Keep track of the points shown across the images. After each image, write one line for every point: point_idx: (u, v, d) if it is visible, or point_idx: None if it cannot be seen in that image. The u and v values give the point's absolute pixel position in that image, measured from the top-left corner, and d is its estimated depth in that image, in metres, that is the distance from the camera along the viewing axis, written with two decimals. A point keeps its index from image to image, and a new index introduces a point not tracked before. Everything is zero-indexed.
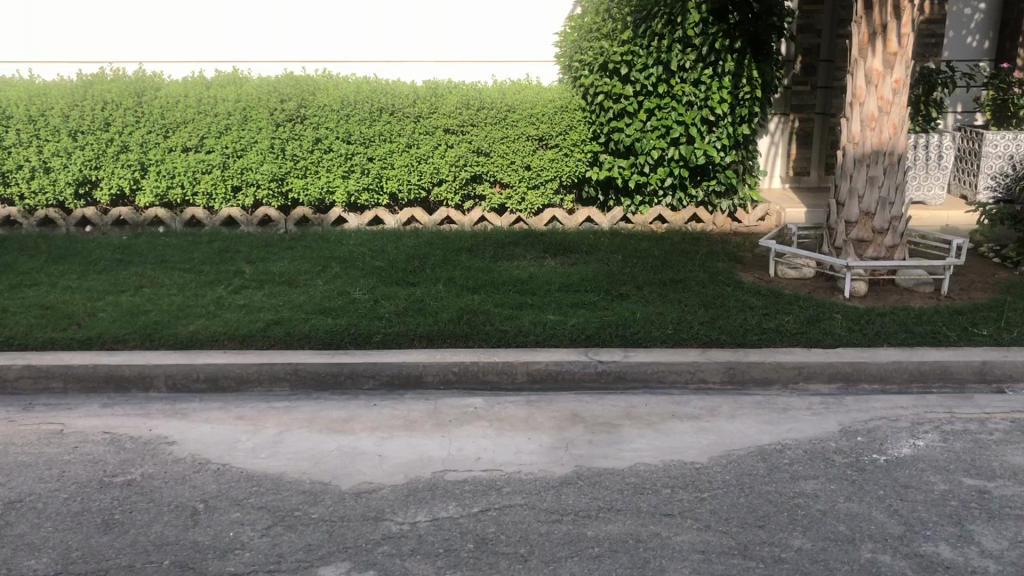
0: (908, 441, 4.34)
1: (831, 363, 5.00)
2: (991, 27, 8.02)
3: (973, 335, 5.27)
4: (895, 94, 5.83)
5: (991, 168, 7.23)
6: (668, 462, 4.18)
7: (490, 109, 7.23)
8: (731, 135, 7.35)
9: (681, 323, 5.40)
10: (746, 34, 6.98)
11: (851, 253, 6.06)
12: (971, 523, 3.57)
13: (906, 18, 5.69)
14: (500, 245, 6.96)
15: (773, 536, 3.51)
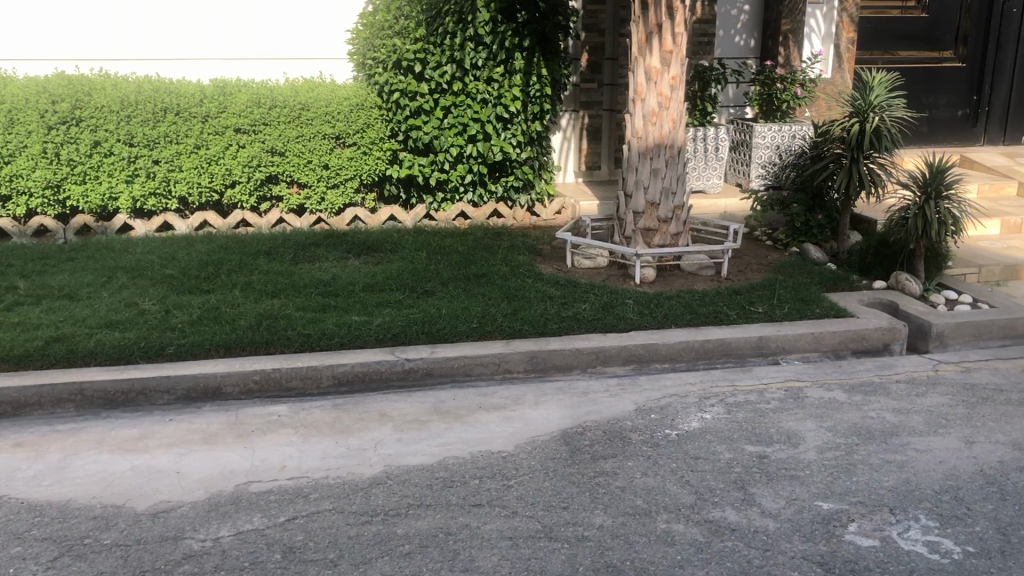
0: (696, 415, 4.63)
1: (625, 346, 5.24)
2: (755, 27, 8.67)
3: (750, 312, 5.69)
4: (673, 90, 6.19)
5: (761, 158, 7.83)
6: (475, 453, 4.25)
7: (283, 108, 7.05)
8: (525, 132, 7.55)
9: (485, 317, 5.50)
10: (535, 31, 7.36)
11: (641, 241, 6.39)
12: (752, 487, 3.86)
13: (679, 18, 6.04)
14: (300, 246, 6.81)
15: (576, 516, 3.65)
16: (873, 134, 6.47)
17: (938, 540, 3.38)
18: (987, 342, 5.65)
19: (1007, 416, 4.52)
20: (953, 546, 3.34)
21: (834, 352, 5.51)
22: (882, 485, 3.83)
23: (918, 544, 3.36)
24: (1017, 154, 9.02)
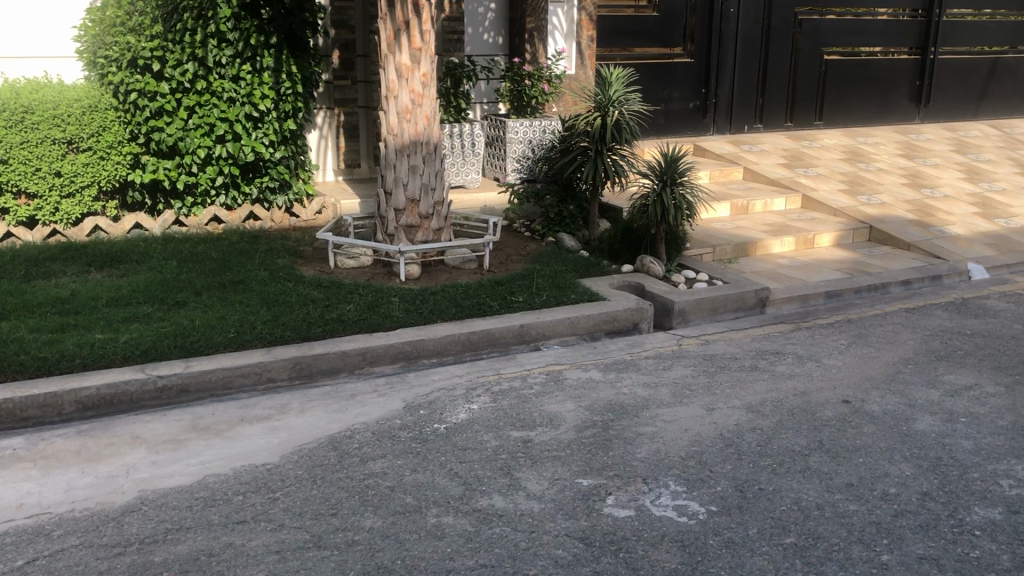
0: (464, 407, 4.71)
1: (392, 344, 5.23)
2: (502, 25, 8.91)
3: (511, 302, 5.85)
4: (424, 87, 6.23)
5: (515, 153, 8.06)
6: (239, 468, 4.08)
7: (4, 112, 6.38)
8: (278, 130, 7.31)
9: (243, 325, 5.28)
10: (282, 28, 7.16)
11: (403, 238, 6.39)
12: (518, 471, 3.97)
13: (426, 16, 6.10)
14: (32, 262, 6.23)
15: (345, 521, 3.60)
16: (613, 127, 6.86)
17: (685, 504, 3.63)
18: (723, 316, 6.16)
19: (742, 381, 4.94)
20: (698, 507, 3.60)
21: (590, 335, 5.79)
22: (635, 457, 4.06)
23: (668, 509, 3.60)
24: (741, 142, 9.88)
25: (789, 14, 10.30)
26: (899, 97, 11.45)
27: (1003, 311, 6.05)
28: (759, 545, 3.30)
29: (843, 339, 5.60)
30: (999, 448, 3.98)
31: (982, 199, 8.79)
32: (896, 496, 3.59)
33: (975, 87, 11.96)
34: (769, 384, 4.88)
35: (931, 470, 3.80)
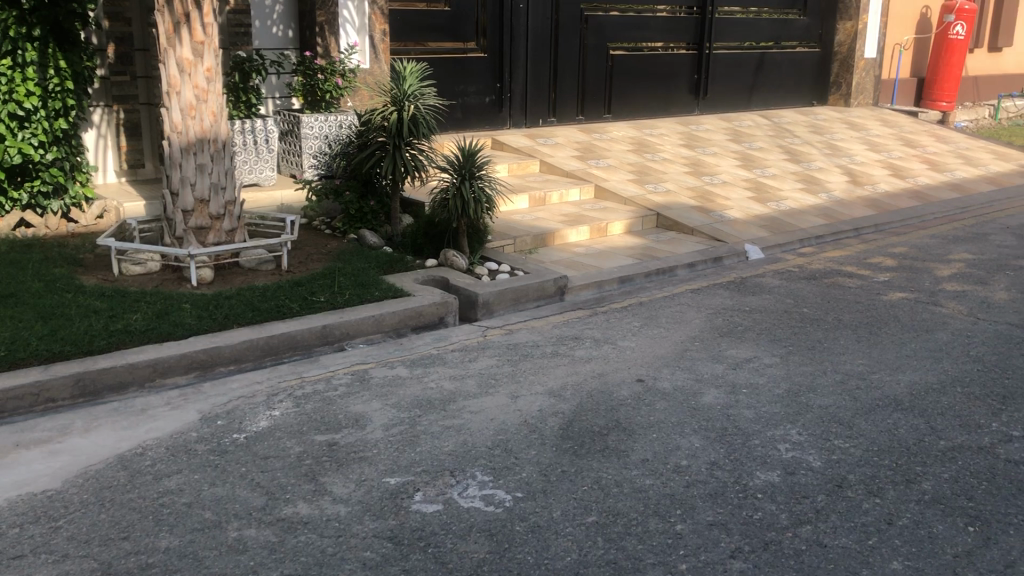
0: (265, 414, 4.54)
1: (185, 353, 4.96)
2: (291, 18, 8.69)
3: (312, 303, 5.71)
4: (208, 83, 5.96)
5: (311, 149, 7.85)
6: (14, 499, 3.75)
7: None
8: (48, 130, 6.77)
9: (16, 342, 4.84)
10: (46, 19, 6.65)
11: (194, 241, 6.08)
12: (323, 476, 3.88)
13: (207, 9, 5.83)
14: None
15: (138, 544, 3.39)
16: (410, 122, 6.83)
17: (492, 493, 3.68)
18: (525, 305, 6.29)
19: (543, 368, 5.07)
20: (504, 495, 3.66)
21: (394, 331, 5.74)
22: (442, 451, 4.07)
23: (475, 500, 3.63)
24: (536, 135, 10.13)
25: (575, 10, 10.64)
26: (679, 90, 12.10)
27: (777, 288, 6.53)
28: (563, 526, 3.39)
29: (636, 321, 5.86)
30: (776, 414, 4.28)
31: (756, 184, 9.45)
32: (687, 467, 3.79)
33: (746, 80, 12.85)
34: (569, 369, 5.03)
35: (718, 441, 4.02)
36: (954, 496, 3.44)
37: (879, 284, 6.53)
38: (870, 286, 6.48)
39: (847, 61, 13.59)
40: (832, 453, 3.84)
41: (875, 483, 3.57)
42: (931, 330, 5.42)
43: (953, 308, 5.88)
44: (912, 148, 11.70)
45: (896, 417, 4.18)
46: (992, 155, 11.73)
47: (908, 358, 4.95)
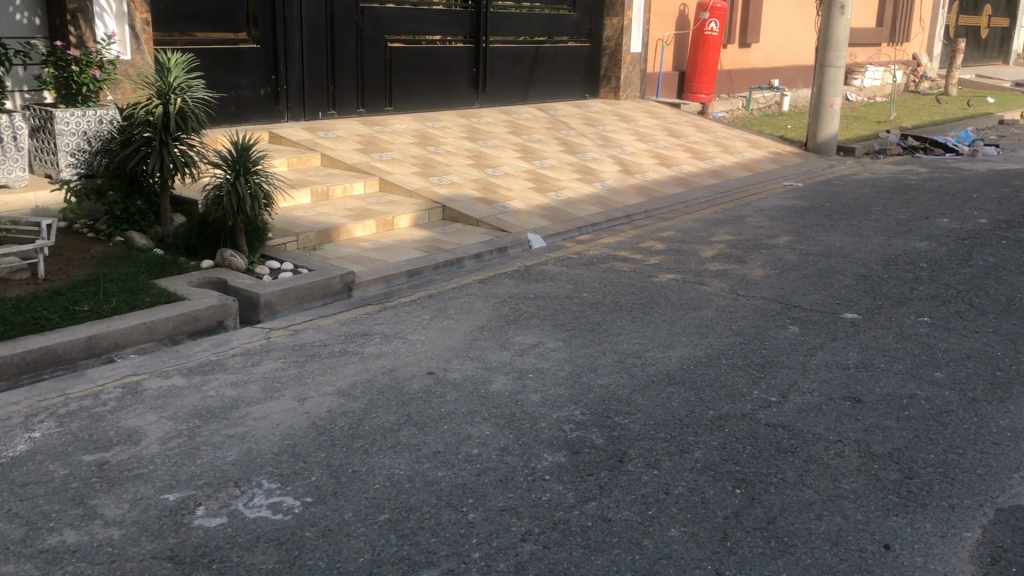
0: (23, 437, 4.15)
1: None
2: (38, 5, 7.97)
3: (75, 313, 5.27)
4: None
5: (67, 146, 7.24)
6: None
7: None
8: None
9: None
10: None
11: None
12: (92, 499, 3.60)
13: None
14: None
15: None
16: (177, 115, 6.45)
17: (280, 500, 3.55)
18: (310, 303, 6.13)
19: (331, 367, 4.96)
20: (293, 501, 3.54)
21: (170, 338, 5.42)
22: (225, 462, 3.88)
23: (262, 509, 3.49)
24: (316, 128, 9.89)
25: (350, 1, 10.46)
26: (459, 83, 12.21)
27: (558, 274, 6.74)
28: (354, 527, 3.33)
29: (424, 314, 5.86)
30: (561, 396, 4.41)
31: (535, 175, 9.72)
32: (478, 455, 3.83)
33: (522, 73, 13.17)
34: (358, 366, 4.95)
35: (507, 427, 4.09)
36: (723, 462, 3.69)
37: (651, 267, 6.89)
38: (643, 269, 6.83)
39: (615, 55, 14.24)
40: (614, 430, 4.01)
41: (652, 455, 3.76)
42: (698, 308, 5.79)
43: (717, 286, 6.31)
44: (676, 138, 12.44)
45: (670, 391, 4.43)
46: (746, 143, 12.70)
47: (679, 335, 5.26)
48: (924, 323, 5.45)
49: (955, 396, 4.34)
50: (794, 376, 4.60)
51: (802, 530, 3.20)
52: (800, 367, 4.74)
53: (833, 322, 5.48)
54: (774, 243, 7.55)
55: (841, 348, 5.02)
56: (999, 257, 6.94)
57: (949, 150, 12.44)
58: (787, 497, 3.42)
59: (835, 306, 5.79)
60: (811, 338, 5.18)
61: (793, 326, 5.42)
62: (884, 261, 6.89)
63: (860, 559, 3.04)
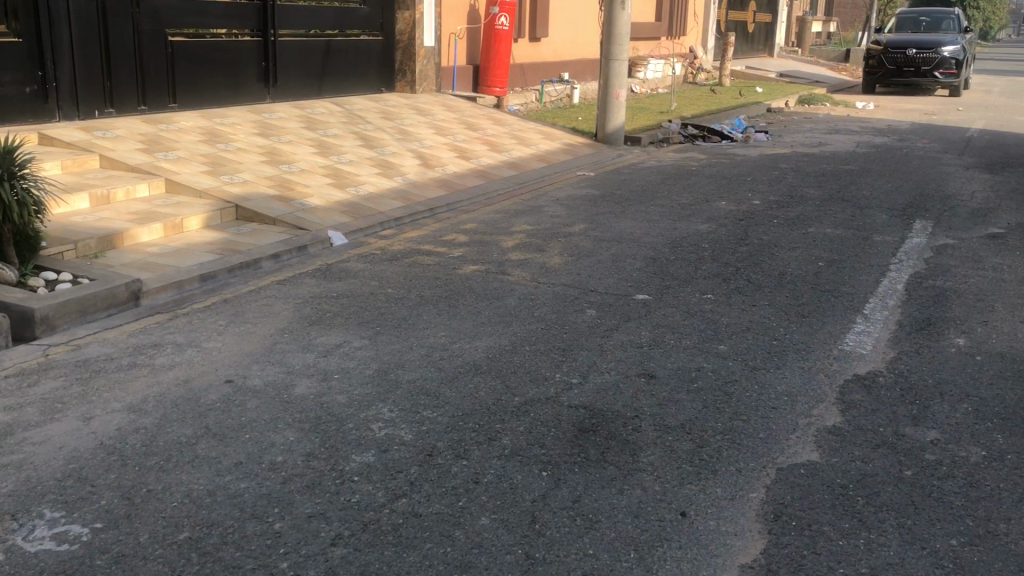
0: None
1: None
2: None
3: None
4: None
5: None
6: None
7: None
8: None
9: None
10: None
11: None
12: None
13: None
14: None
15: None
16: None
17: (65, 530, 3.29)
18: (93, 316, 5.72)
19: (119, 382, 4.64)
20: (80, 529, 3.29)
21: None
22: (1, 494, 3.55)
23: (44, 541, 3.22)
24: (92, 128, 9.22)
25: None
26: (248, 78, 11.77)
27: (361, 271, 6.65)
28: (151, 550, 3.14)
29: (221, 320, 5.61)
30: (367, 395, 4.35)
31: (333, 171, 9.54)
32: (283, 463, 3.71)
33: (315, 67, 12.87)
34: (149, 379, 4.67)
35: (312, 431, 3.99)
36: (528, 446, 3.77)
37: (454, 259, 6.93)
38: (445, 262, 6.85)
39: (409, 49, 14.21)
40: (421, 425, 4.00)
41: (460, 446, 3.79)
42: (501, 297, 5.88)
43: (518, 275, 6.44)
44: (473, 131, 12.58)
45: (476, 381, 4.47)
46: (540, 135, 13.04)
47: (483, 325, 5.32)
48: (709, 300, 5.81)
49: (737, 367, 4.66)
50: (593, 358, 4.78)
51: (606, 506, 3.33)
52: (598, 349, 4.92)
53: (628, 304, 5.73)
54: (570, 231, 7.79)
55: (635, 328, 5.26)
56: (771, 235, 7.50)
57: (725, 137, 13.30)
58: (590, 475, 3.54)
59: (628, 288, 6.05)
60: (607, 320, 5.39)
61: (591, 309, 5.61)
62: (671, 244, 7.27)
63: (659, 528, 3.19)
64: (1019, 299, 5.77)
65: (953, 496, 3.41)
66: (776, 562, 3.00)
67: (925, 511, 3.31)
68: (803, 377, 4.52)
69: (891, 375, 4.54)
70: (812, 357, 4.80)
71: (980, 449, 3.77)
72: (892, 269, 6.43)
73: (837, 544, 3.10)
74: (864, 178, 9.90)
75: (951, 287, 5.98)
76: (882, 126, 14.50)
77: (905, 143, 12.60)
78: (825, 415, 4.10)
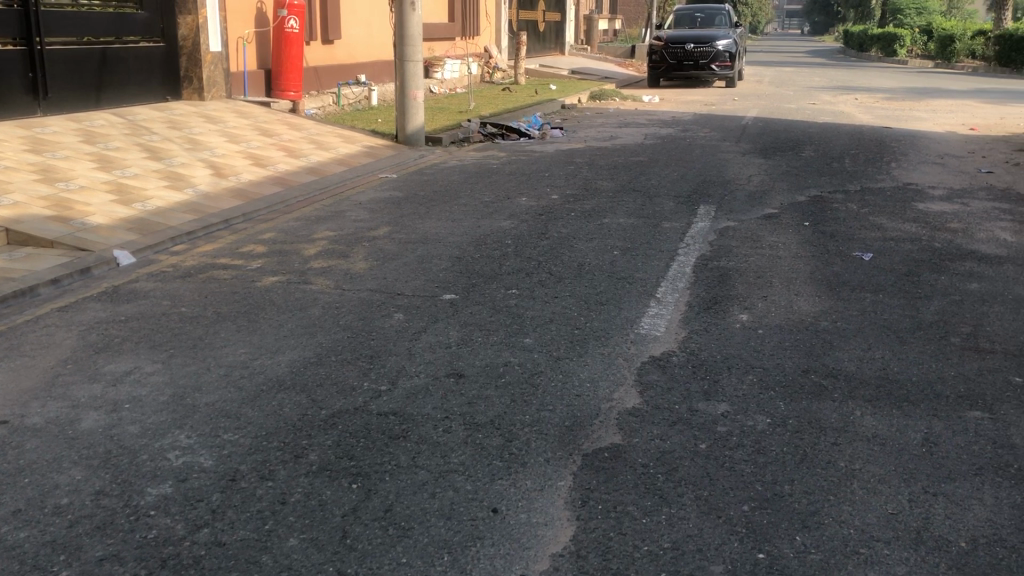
0: None
1: None
2: None
3: None
4: None
5: None
6: None
7: None
8: None
9: None
10: None
11: None
12: None
13: None
14: None
15: None
16: None
17: None
18: None
19: None
20: None
21: None
22: None
23: None
24: None
25: None
26: (13, 90, 10.85)
27: (152, 291, 6.28)
28: None
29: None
30: (162, 423, 4.10)
31: (117, 186, 8.97)
32: (69, 505, 3.43)
33: (90, 77, 12.06)
34: None
35: (102, 467, 3.72)
36: (337, 460, 3.68)
37: (253, 271, 6.68)
38: (243, 275, 6.60)
39: (194, 55, 13.57)
40: (222, 449, 3.82)
41: (265, 467, 3.65)
42: (303, 308, 5.72)
43: (321, 283, 6.29)
44: (268, 137, 12.19)
45: (280, 398, 4.32)
46: (339, 139, 12.82)
47: (286, 339, 5.16)
48: (513, 295, 5.90)
49: (542, 358, 4.76)
50: (400, 362, 4.73)
51: (418, 512, 3.30)
52: (406, 353, 4.88)
53: (434, 305, 5.73)
54: (374, 235, 7.70)
55: (442, 329, 5.26)
56: (569, 228, 7.72)
57: (523, 134, 13.58)
58: (401, 482, 3.50)
59: (434, 289, 6.05)
60: (414, 323, 5.36)
61: (397, 313, 5.56)
62: (475, 242, 7.34)
63: (472, 527, 3.20)
64: (793, 273, 6.24)
65: (743, 464, 3.63)
66: (585, 547, 3.08)
67: (720, 481, 3.50)
68: (604, 364, 4.67)
69: (684, 354, 4.78)
70: (612, 343, 4.97)
71: (765, 417, 4.04)
72: (682, 253, 6.78)
73: (641, 523, 3.22)
74: (652, 169, 10.38)
75: (734, 267, 6.37)
76: (667, 118, 15.27)
77: (688, 133, 13.35)
78: (626, 398, 4.26)
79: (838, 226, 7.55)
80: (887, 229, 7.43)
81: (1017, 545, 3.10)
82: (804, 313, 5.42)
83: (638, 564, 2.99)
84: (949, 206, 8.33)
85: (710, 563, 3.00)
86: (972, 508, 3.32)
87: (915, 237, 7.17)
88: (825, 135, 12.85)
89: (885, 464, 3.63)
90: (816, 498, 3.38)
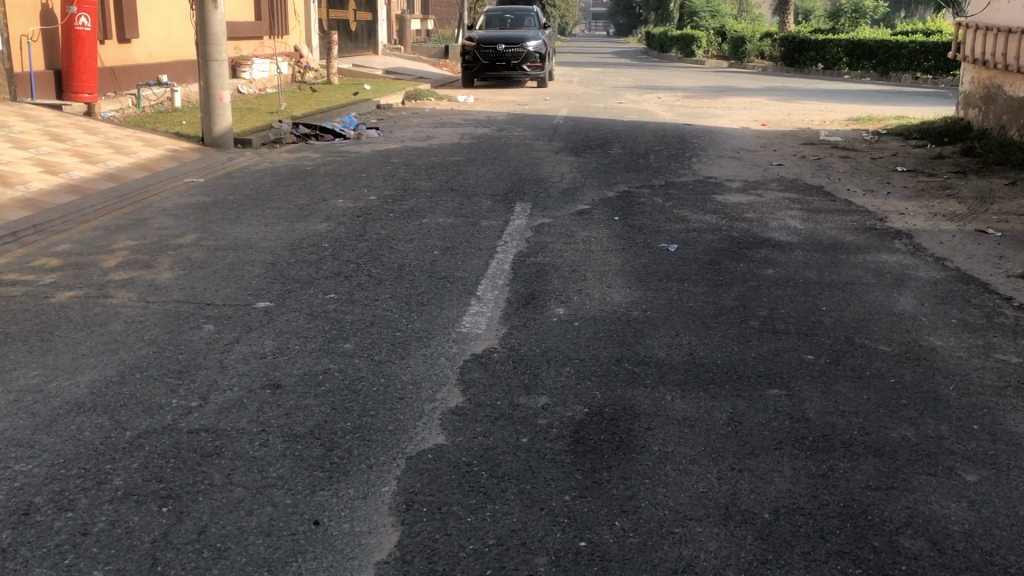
0: None
1: None
2: None
3: None
4: None
5: None
6: None
7: None
8: None
9: None
10: None
11: None
12: None
13: None
14: None
15: None
16: None
17: None
18: None
19: None
20: None
21: None
22: None
23: None
24: None
25: None
26: None
27: None
28: None
29: None
30: None
31: None
32: None
33: None
34: None
35: None
36: (145, 483, 3.47)
37: (46, 287, 6.19)
38: (35, 291, 6.11)
39: None
40: (13, 481, 3.51)
41: (64, 497, 3.39)
42: (103, 323, 5.36)
43: (123, 297, 5.92)
44: (61, 142, 11.37)
45: (79, 422, 4.02)
46: (139, 142, 12.12)
47: (85, 358, 4.81)
48: (331, 300, 5.77)
49: (362, 363, 4.67)
50: (212, 376, 4.52)
51: (234, 531, 3.16)
52: (218, 366, 4.67)
53: (247, 314, 5.51)
54: (180, 242, 7.33)
55: (256, 339, 5.07)
56: (387, 229, 7.65)
57: (337, 135, 13.33)
58: (215, 501, 3.34)
59: (247, 298, 5.82)
60: (226, 334, 5.14)
61: (208, 324, 5.32)
62: (290, 246, 7.13)
63: (293, 543, 3.10)
64: (605, 266, 6.45)
65: (564, 455, 3.71)
66: (410, 552, 3.05)
67: (541, 473, 3.56)
68: (425, 365, 4.64)
69: (504, 350, 4.84)
70: (432, 343, 4.95)
71: (582, 408, 4.14)
72: (500, 251, 6.86)
73: (465, 522, 3.22)
74: (469, 168, 10.46)
75: (549, 262, 6.51)
76: (481, 117, 15.44)
77: (503, 132, 13.55)
78: (448, 398, 4.24)
79: (646, 219, 7.88)
80: (690, 221, 7.82)
81: (813, 512, 3.33)
82: (616, 304, 5.61)
83: (464, 564, 2.99)
84: (744, 197, 8.87)
85: (534, 556, 3.04)
86: (773, 481, 3.54)
87: (715, 228, 7.59)
88: (632, 133, 13.40)
89: (695, 445, 3.80)
90: (633, 483, 3.50)
